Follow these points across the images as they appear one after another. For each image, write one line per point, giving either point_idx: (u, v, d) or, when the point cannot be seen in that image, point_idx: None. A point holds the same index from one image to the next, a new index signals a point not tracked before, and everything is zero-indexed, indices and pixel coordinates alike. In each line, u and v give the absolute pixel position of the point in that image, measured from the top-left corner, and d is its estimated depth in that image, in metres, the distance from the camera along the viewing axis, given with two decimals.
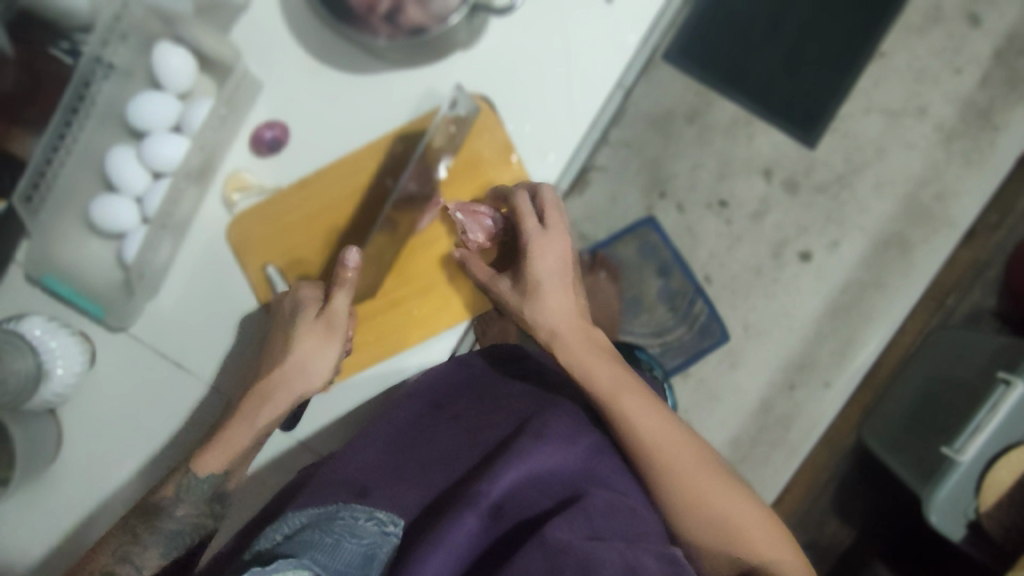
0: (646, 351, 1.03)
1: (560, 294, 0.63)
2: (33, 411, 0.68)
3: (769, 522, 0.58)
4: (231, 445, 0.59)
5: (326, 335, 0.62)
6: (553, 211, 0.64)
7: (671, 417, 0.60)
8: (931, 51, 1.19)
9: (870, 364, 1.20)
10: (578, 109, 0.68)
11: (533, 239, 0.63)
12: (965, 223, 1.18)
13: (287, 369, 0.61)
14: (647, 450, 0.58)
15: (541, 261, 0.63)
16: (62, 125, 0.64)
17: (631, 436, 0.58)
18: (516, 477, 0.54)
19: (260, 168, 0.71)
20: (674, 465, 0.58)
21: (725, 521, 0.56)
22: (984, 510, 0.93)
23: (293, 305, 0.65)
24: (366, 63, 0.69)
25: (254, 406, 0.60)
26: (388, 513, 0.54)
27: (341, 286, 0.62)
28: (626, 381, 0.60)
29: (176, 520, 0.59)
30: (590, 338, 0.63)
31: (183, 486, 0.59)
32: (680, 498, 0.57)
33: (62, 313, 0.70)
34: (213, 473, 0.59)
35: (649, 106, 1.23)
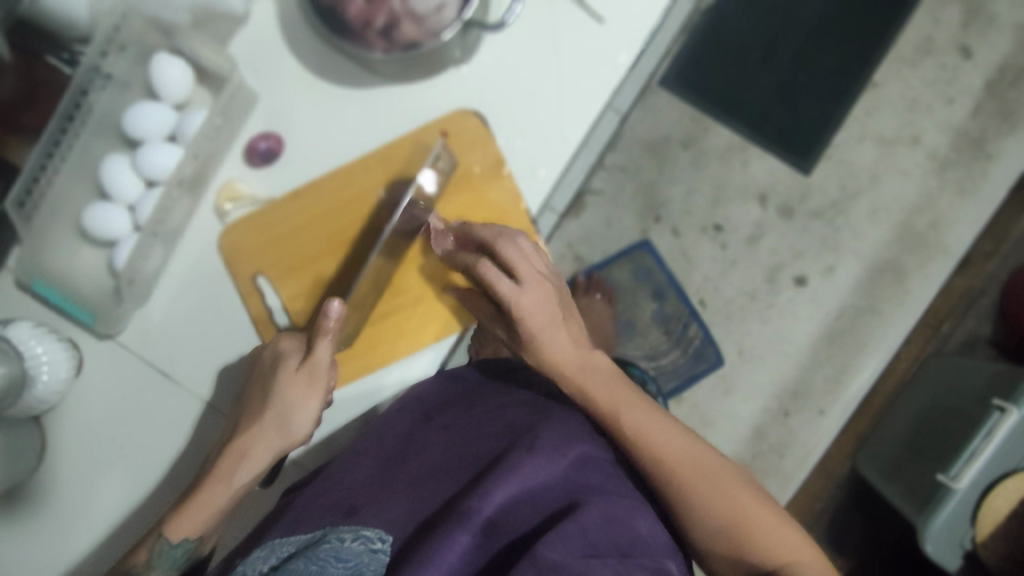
0: (638, 371, 1.03)
1: (556, 341, 0.61)
2: (20, 420, 0.67)
3: (777, 517, 0.57)
4: (207, 502, 0.59)
5: (309, 390, 0.61)
6: (527, 267, 0.60)
7: (669, 420, 0.61)
8: (924, 82, 1.21)
9: (865, 391, 1.19)
10: (570, 125, 0.69)
11: (514, 304, 0.59)
12: (959, 250, 1.19)
13: (269, 425, 0.61)
14: (656, 452, 0.59)
15: (527, 320, 0.60)
16: (57, 132, 0.65)
17: (630, 444, 0.59)
18: (507, 491, 0.52)
19: (254, 179, 0.72)
20: (672, 468, 0.58)
21: (723, 518, 0.56)
22: (980, 540, 0.92)
23: (273, 359, 0.64)
24: (361, 78, 0.70)
25: (231, 463, 0.61)
26: (378, 529, 0.53)
27: (324, 336, 0.60)
28: (619, 388, 0.62)
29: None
30: (594, 365, 0.62)
31: (156, 552, 0.58)
32: (685, 499, 0.57)
33: (51, 319, 0.70)
34: (184, 540, 0.58)
35: (646, 131, 1.24)
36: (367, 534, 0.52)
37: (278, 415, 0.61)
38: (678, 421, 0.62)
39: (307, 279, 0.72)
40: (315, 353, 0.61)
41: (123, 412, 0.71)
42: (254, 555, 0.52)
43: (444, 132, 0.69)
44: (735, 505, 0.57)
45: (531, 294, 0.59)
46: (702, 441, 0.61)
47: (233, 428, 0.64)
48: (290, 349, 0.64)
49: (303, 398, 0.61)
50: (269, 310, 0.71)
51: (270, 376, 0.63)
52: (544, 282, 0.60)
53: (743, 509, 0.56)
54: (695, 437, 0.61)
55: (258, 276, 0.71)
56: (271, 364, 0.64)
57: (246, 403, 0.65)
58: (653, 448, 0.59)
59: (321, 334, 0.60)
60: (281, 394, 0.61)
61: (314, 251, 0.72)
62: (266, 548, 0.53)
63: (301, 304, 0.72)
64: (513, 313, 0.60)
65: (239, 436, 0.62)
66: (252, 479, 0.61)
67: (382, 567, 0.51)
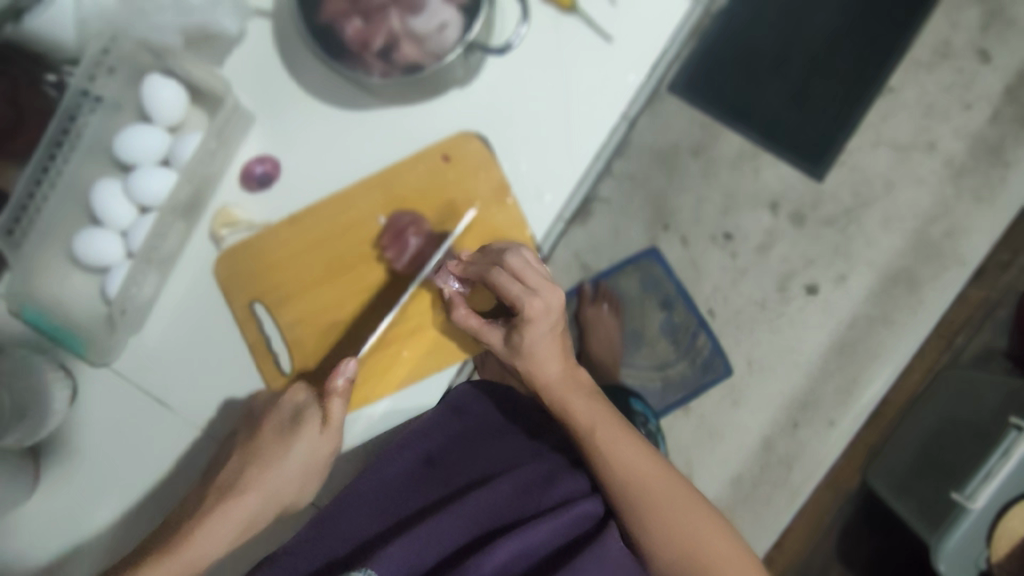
0: (641, 400, 0.99)
1: (551, 350, 0.62)
2: (12, 452, 0.65)
3: (744, 556, 0.56)
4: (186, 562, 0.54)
5: (322, 450, 0.62)
6: (537, 273, 0.61)
7: (650, 450, 0.60)
8: (940, 86, 1.17)
9: (877, 403, 1.17)
10: (576, 147, 0.66)
11: (526, 307, 0.59)
12: (974, 260, 1.16)
13: (281, 486, 0.61)
14: (633, 492, 0.56)
15: (534, 326, 0.60)
16: (46, 158, 0.63)
17: (611, 475, 0.57)
18: (507, 552, 0.53)
19: (251, 204, 0.69)
20: (650, 501, 0.56)
21: (696, 554, 0.54)
22: (995, 560, 0.89)
23: (292, 411, 0.63)
24: (360, 98, 0.67)
25: (235, 521, 0.58)
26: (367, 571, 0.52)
27: (336, 396, 0.61)
28: (606, 417, 0.60)
29: None
30: (578, 380, 0.63)
31: None
32: (656, 533, 0.55)
33: (43, 348, 0.68)
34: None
35: (654, 138, 1.21)
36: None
37: (295, 478, 0.61)
38: (658, 454, 0.60)
39: (304, 306, 0.69)
40: (331, 414, 0.61)
41: (119, 440, 0.69)
42: None
43: (445, 155, 0.67)
44: (708, 554, 0.54)
45: (544, 298, 0.60)
46: (681, 478, 0.59)
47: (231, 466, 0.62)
48: (309, 400, 0.63)
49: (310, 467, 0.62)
50: (266, 338, 0.69)
51: (290, 431, 0.62)
52: (555, 286, 0.61)
53: (712, 550, 0.55)
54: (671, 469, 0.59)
55: (256, 303, 0.69)
56: (289, 419, 0.63)
57: (251, 452, 0.62)
58: (630, 485, 0.56)
59: (330, 393, 0.61)
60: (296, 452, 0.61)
61: (311, 279, 0.69)
62: None
63: (299, 332, 0.70)
64: (524, 317, 0.60)
65: (246, 490, 0.60)
66: (236, 539, 0.58)
67: None
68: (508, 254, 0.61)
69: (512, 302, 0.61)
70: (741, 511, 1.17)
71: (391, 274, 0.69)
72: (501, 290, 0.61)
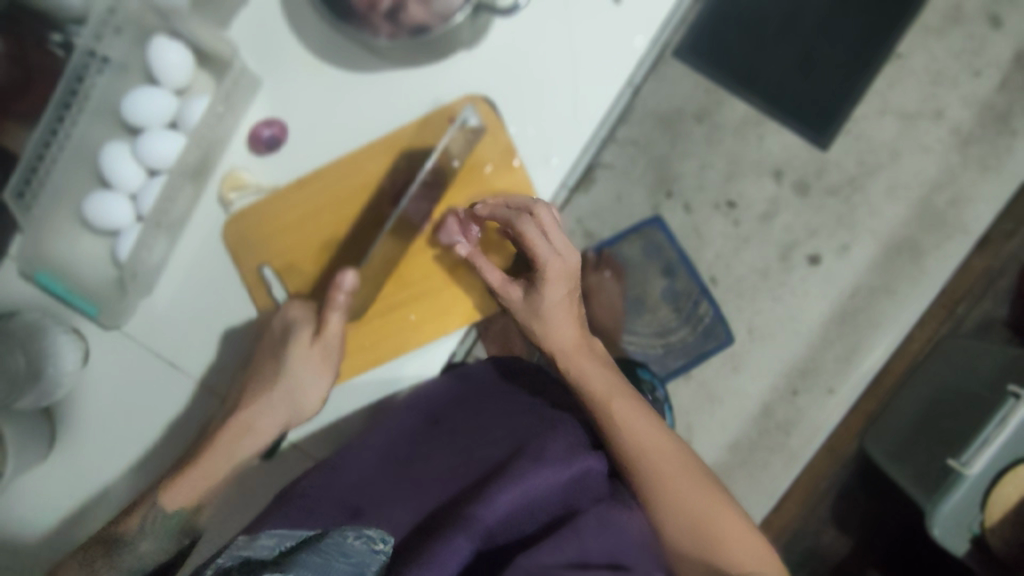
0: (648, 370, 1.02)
1: (565, 313, 0.64)
2: (28, 412, 0.66)
3: (749, 532, 0.56)
4: (205, 470, 0.64)
5: (323, 358, 0.65)
6: (560, 234, 0.62)
7: (661, 425, 0.61)
8: (950, 52, 1.16)
9: (876, 370, 1.18)
10: (584, 110, 0.66)
11: (548, 265, 0.61)
12: (978, 229, 1.16)
13: (286, 395, 0.66)
14: (643, 460, 0.58)
15: (552, 285, 0.62)
16: (54, 121, 0.63)
17: (620, 442, 0.59)
18: (508, 500, 0.54)
19: (258, 168, 0.70)
20: (659, 469, 0.58)
21: (701, 524, 0.56)
22: (989, 524, 0.91)
23: (284, 327, 0.67)
24: (365, 60, 0.67)
25: (239, 434, 0.65)
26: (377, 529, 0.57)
27: (334, 309, 0.63)
28: (620, 388, 0.61)
29: (137, 554, 0.61)
30: (592, 349, 0.65)
31: (149, 519, 0.62)
32: (663, 500, 0.57)
33: (55, 310, 0.69)
34: (180, 507, 0.63)
35: (659, 104, 1.20)
36: (369, 532, 0.56)
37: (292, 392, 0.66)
38: (673, 432, 0.61)
39: (314, 270, 0.71)
40: (326, 326, 0.64)
41: (132, 401, 0.70)
42: (260, 543, 0.53)
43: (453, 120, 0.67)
44: (712, 526, 0.55)
45: (564, 258, 0.62)
46: (692, 456, 0.60)
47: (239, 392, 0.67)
48: (304, 317, 0.66)
49: (313, 374, 0.65)
50: (275, 301, 0.70)
51: (283, 345, 0.66)
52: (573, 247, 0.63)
53: (717, 524, 0.56)
54: (683, 447, 0.60)
55: (265, 267, 0.70)
56: (283, 333, 0.67)
57: (257, 367, 0.67)
58: (642, 452, 0.58)
59: (330, 307, 0.63)
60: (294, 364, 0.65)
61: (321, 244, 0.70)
62: (272, 538, 0.53)
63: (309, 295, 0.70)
64: (543, 274, 0.62)
65: (248, 405, 0.66)
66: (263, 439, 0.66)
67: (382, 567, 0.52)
68: (527, 211, 0.62)
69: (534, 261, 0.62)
70: (739, 475, 1.20)
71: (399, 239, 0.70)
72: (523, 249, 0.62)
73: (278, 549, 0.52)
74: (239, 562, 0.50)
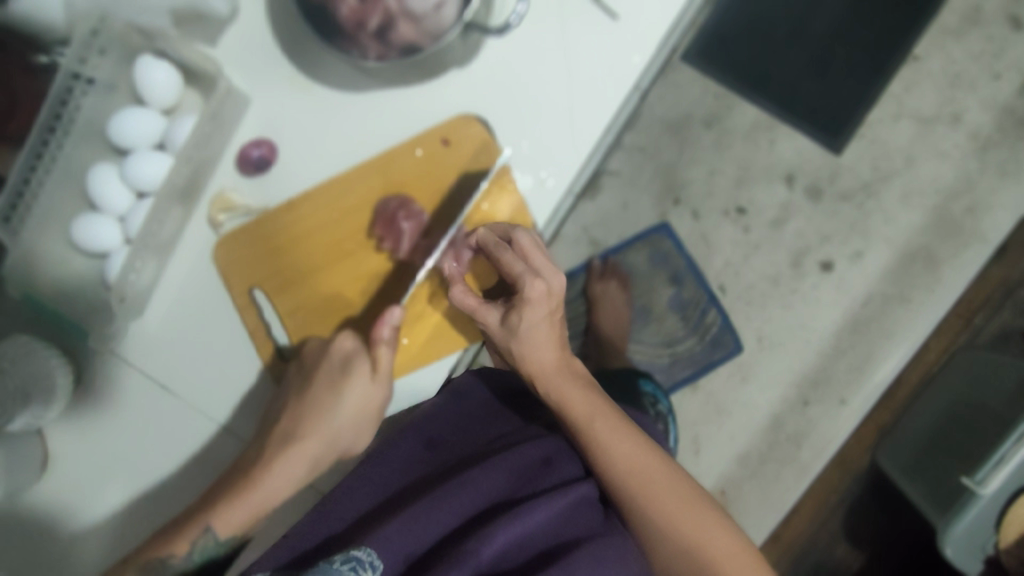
0: (651, 381, 0.98)
1: (547, 334, 0.60)
2: (19, 433, 0.66)
3: (749, 557, 0.54)
4: (258, 502, 0.62)
5: (374, 396, 0.66)
6: (542, 256, 0.60)
7: (651, 446, 0.57)
8: (968, 55, 1.12)
9: (889, 382, 1.15)
10: (579, 130, 0.64)
11: (527, 286, 0.58)
12: (997, 237, 1.12)
13: (338, 429, 0.66)
14: (634, 485, 0.54)
15: (531, 309, 0.58)
16: (39, 144, 0.62)
17: (610, 472, 0.55)
18: (501, 535, 0.50)
19: (247, 189, 0.68)
20: (651, 497, 0.54)
21: (700, 554, 0.53)
22: (1004, 546, 0.88)
23: (339, 361, 0.66)
24: (355, 79, 0.66)
25: (300, 460, 0.65)
26: (369, 550, 0.50)
27: (384, 345, 0.63)
28: (605, 409, 0.57)
29: (184, 561, 0.58)
30: (574, 370, 0.61)
31: (198, 544, 0.59)
32: (658, 532, 0.53)
33: (46, 333, 0.68)
34: (232, 535, 0.60)
35: (666, 109, 1.18)
36: (359, 555, 0.50)
37: (349, 423, 0.67)
38: (662, 450, 0.58)
39: (304, 292, 0.69)
40: (380, 361, 0.64)
41: (126, 423, 0.70)
42: None
43: (445, 139, 0.65)
44: (712, 554, 0.53)
45: (545, 280, 0.59)
46: (685, 477, 0.57)
47: (289, 422, 0.66)
48: (357, 349, 0.66)
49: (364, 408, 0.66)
50: (265, 324, 0.69)
51: (339, 380, 0.65)
52: (557, 269, 0.60)
53: (717, 552, 0.53)
54: (674, 466, 0.57)
55: (255, 289, 0.68)
56: (339, 366, 0.66)
57: (304, 401, 0.66)
58: (634, 475, 0.54)
59: (379, 342, 0.63)
60: (348, 398, 0.66)
61: (312, 264, 0.68)
62: None
63: (298, 319, 0.69)
64: (523, 296, 0.58)
65: (306, 433, 0.65)
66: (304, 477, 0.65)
67: None
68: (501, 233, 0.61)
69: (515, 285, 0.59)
70: (749, 488, 1.17)
71: (390, 261, 0.68)
72: (503, 270, 0.60)
73: None
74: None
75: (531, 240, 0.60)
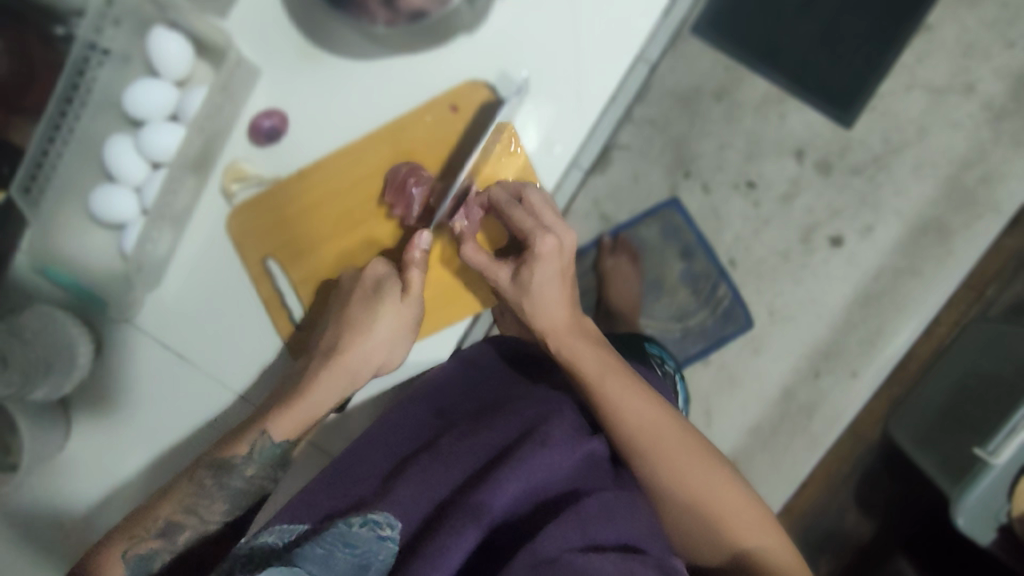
0: (657, 343, 0.97)
1: (558, 294, 0.61)
2: (43, 404, 0.68)
3: (755, 510, 0.55)
4: (301, 415, 0.61)
5: (407, 317, 0.64)
6: (550, 210, 0.61)
7: (659, 402, 0.58)
8: (981, 23, 1.11)
9: (901, 355, 1.15)
10: (586, 95, 0.65)
11: (538, 243, 0.59)
12: (1010, 207, 1.11)
13: (374, 351, 0.64)
14: (643, 441, 0.55)
15: (541, 264, 0.60)
16: (57, 115, 0.64)
17: (619, 428, 0.56)
18: (514, 489, 0.51)
19: (260, 159, 0.69)
20: (660, 451, 0.55)
21: (707, 508, 0.54)
22: (1017, 514, 0.89)
23: (372, 284, 0.65)
24: (364, 48, 0.66)
25: (339, 379, 0.63)
26: (386, 513, 0.51)
27: (416, 266, 0.63)
28: (614, 367, 0.58)
29: (243, 478, 0.60)
30: (583, 330, 0.62)
31: (257, 446, 0.60)
32: (667, 486, 0.54)
33: (68, 304, 0.70)
34: (284, 439, 0.61)
35: (675, 83, 1.17)
36: (375, 518, 0.51)
37: (383, 345, 0.64)
38: (670, 406, 0.59)
39: (315, 260, 0.69)
40: (410, 284, 0.63)
41: (145, 391, 0.71)
42: (266, 540, 0.52)
43: (454, 106, 0.65)
44: (718, 507, 0.54)
45: (555, 236, 0.60)
46: (695, 433, 0.58)
47: (327, 343, 0.64)
48: (389, 272, 0.65)
49: (398, 331, 0.65)
50: (278, 293, 0.70)
51: (372, 300, 0.64)
52: (567, 227, 0.62)
53: (724, 506, 0.54)
54: (681, 421, 0.58)
55: (268, 259, 0.69)
56: (371, 290, 0.64)
57: (341, 321, 0.64)
58: (642, 432, 0.55)
59: (409, 264, 0.63)
60: (382, 319, 0.64)
61: (323, 232, 0.69)
62: (275, 534, 0.52)
63: (309, 288, 0.69)
64: (534, 253, 0.60)
65: (344, 353, 0.63)
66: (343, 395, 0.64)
67: (391, 555, 0.50)
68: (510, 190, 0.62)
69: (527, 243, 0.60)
70: (760, 460, 1.18)
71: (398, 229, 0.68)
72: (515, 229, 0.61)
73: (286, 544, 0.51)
74: (254, 554, 0.51)
75: (541, 198, 0.61)
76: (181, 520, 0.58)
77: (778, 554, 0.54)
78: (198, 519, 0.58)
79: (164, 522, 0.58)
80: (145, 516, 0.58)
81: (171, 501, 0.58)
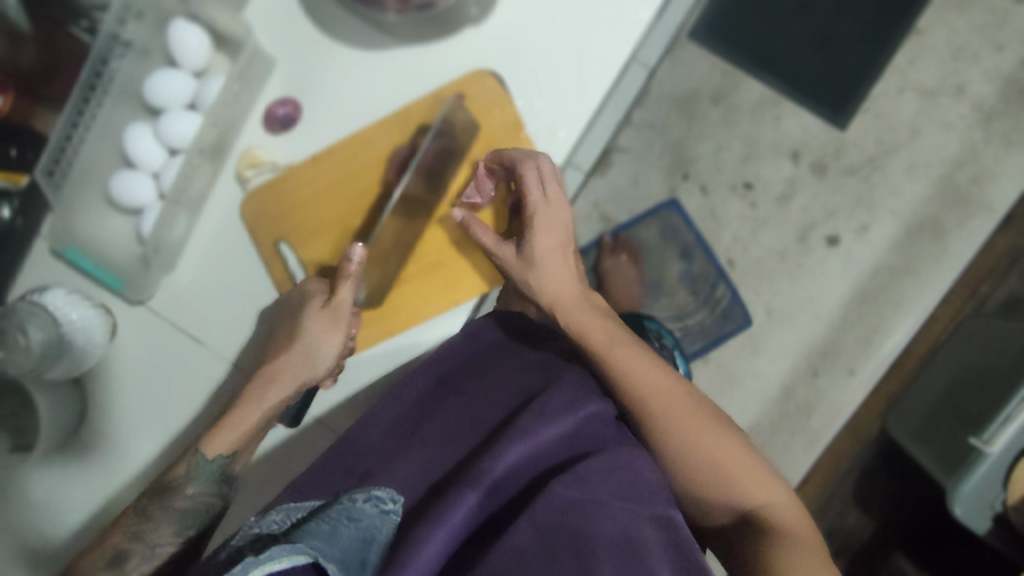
0: (655, 321, 1.00)
1: (561, 266, 0.64)
2: (59, 380, 0.70)
3: (762, 470, 0.56)
4: (238, 425, 0.58)
5: (333, 328, 0.61)
6: (555, 185, 0.65)
7: (663, 367, 0.60)
8: (970, 27, 1.14)
9: (897, 352, 1.16)
10: (588, 83, 0.67)
11: (537, 214, 0.64)
12: (1002, 206, 1.14)
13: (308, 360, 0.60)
14: (648, 403, 0.57)
15: (540, 235, 0.64)
16: (81, 100, 0.67)
17: (625, 390, 0.58)
18: (516, 453, 0.52)
19: (274, 146, 0.72)
20: (666, 413, 0.57)
21: (715, 468, 0.55)
22: (1012, 503, 0.90)
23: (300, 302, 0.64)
24: (374, 39, 0.69)
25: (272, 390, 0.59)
26: (388, 490, 0.53)
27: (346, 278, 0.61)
28: (619, 335, 0.60)
29: (188, 499, 0.57)
30: (590, 301, 0.64)
31: (193, 466, 0.57)
32: (675, 447, 0.56)
33: (83, 286, 0.72)
34: (219, 455, 0.58)
35: (673, 86, 1.20)
36: (378, 493, 0.52)
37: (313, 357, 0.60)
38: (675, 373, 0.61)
39: (325, 242, 0.72)
40: (338, 293, 0.61)
41: (159, 374, 0.73)
42: (270, 518, 0.51)
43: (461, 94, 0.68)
44: (726, 467, 0.55)
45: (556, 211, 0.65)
46: (701, 397, 0.59)
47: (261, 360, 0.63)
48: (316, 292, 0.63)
49: (329, 334, 0.61)
50: (290, 273, 0.72)
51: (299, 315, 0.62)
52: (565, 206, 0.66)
53: (732, 465, 0.55)
54: (687, 386, 0.60)
55: (280, 243, 0.71)
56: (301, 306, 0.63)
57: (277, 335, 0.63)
58: (648, 394, 0.57)
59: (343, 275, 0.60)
60: (309, 331, 0.61)
61: (334, 217, 0.72)
62: (281, 512, 0.52)
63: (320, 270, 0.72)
64: (531, 222, 0.64)
65: (272, 367, 0.60)
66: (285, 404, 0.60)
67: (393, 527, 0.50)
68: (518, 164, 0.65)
69: (529, 216, 0.65)
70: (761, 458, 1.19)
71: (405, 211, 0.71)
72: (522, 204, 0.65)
73: (289, 522, 0.50)
74: (254, 539, 0.48)
75: (538, 177, 0.64)
76: (128, 547, 0.56)
77: (789, 511, 0.55)
78: (147, 543, 0.56)
79: (113, 550, 0.57)
80: (95, 549, 0.57)
81: (120, 530, 0.57)
